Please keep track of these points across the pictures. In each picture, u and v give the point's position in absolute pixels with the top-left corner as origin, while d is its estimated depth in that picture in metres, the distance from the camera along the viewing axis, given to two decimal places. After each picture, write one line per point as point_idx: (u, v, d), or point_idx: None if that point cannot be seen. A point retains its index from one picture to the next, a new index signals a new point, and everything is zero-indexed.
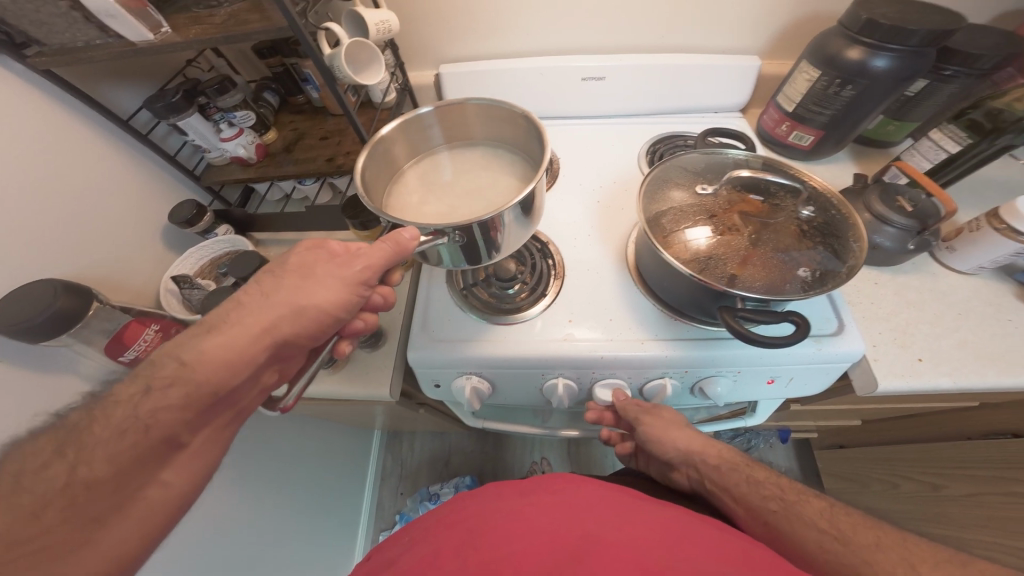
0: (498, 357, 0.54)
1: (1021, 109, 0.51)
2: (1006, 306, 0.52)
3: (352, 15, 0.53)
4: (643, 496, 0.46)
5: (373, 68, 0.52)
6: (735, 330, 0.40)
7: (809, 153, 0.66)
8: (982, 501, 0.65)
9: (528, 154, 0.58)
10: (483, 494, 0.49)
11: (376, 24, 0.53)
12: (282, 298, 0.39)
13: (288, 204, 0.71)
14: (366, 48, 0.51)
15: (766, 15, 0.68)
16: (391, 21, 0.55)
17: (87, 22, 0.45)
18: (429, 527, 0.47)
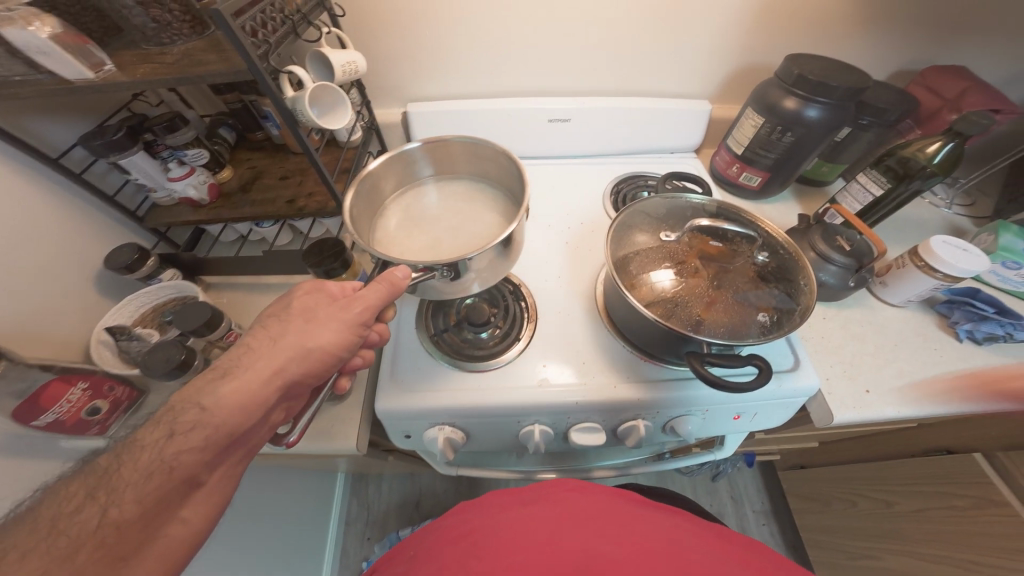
0: (473, 405, 0.53)
1: (926, 156, 0.57)
2: (932, 336, 0.58)
3: (318, 57, 0.52)
4: (643, 506, 0.49)
5: (339, 111, 0.51)
6: (701, 374, 0.42)
7: (758, 193, 0.72)
8: (930, 516, 0.70)
9: (510, 192, 0.59)
10: (485, 505, 0.49)
11: (343, 65, 0.52)
12: (289, 342, 0.40)
13: (245, 247, 0.67)
14: (332, 91, 0.49)
15: (713, 68, 0.74)
16: (358, 62, 0.54)
17: (13, 57, 0.42)
18: (433, 543, 0.46)
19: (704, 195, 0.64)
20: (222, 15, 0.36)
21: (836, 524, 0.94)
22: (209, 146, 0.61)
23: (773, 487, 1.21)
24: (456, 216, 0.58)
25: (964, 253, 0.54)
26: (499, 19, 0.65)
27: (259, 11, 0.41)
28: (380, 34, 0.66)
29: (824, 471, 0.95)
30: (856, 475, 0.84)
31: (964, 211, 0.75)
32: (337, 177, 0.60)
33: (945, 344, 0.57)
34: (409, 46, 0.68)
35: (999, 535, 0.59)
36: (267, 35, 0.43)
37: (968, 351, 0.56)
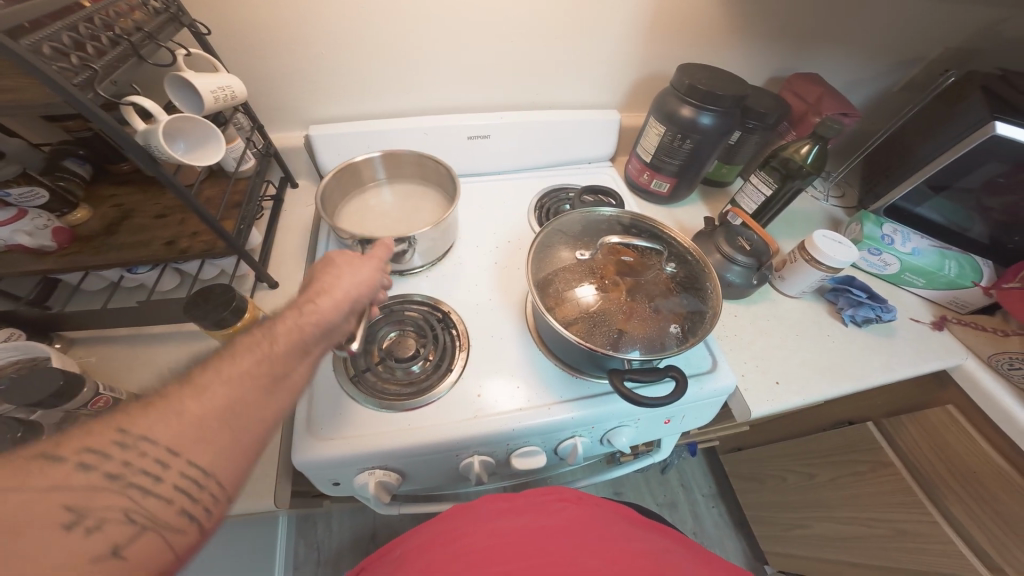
0: (404, 448, 0.49)
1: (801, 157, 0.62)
2: (825, 322, 0.65)
3: (177, 80, 0.45)
4: (641, 526, 0.49)
5: (211, 144, 0.44)
6: (623, 393, 0.42)
7: (668, 198, 0.76)
8: (841, 483, 0.81)
9: (445, 192, 0.68)
10: (477, 505, 0.48)
11: (213, 91, 0.46)
12: (361, 272, 0.46)
13: (118, 296, 0.57)
14: (198, 121, 0.43)
15: (619, 80, 0.76)
16: (235, 87, 0.49)
17: None
18: (421, 544, 0.44)
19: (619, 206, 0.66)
20: None
21: (772, 498, 1.03)
22: (53, 183, 0.51)
23: (716, 469, 1.30)
24: (419, 200, 0.68)
25: (838, 246, 0.60)
26: (403, 35, 0.63)
27: (64, 27, 0.34)
28: (267, 46, 0.60)
29: (758, 451, 1.05)
30: (784, 452, 0.95)
31: (838, 203, 0.85)
32: (224, 212, 0.54)
33: (834, 328, 0.64)
34: (302, 60, 0.63)
35: (891, 492, 0.72)
36: (88, 58, 0.36)
37: (852, 333, 0.64)
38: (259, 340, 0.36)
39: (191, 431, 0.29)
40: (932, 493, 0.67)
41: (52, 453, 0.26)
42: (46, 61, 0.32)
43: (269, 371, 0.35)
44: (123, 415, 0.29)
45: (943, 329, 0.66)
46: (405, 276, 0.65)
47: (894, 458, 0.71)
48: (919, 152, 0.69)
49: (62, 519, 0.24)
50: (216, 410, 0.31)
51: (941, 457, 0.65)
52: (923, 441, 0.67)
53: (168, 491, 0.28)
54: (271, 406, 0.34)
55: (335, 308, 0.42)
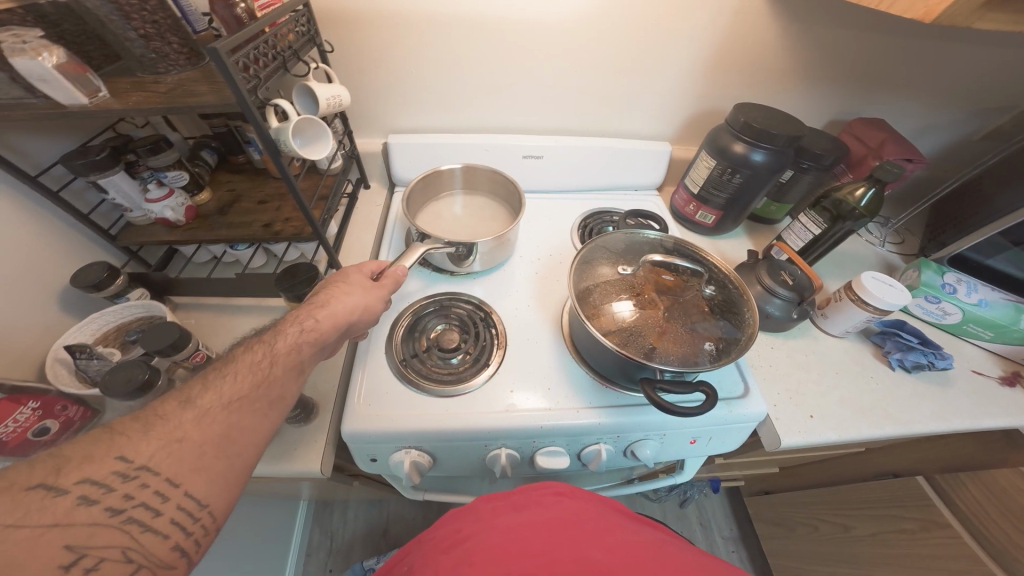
0: (443, 429, 0.54)
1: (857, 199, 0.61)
2: (869, 365, 0.64)
3: (304, 89, 0.54)
4: (625, 511, 0.53)
5: (321, 142, 0.53)
6: (654, 401, 0.44)
7: (712, 229, 0.77)
8: (884, 539, 0.79)
9: (509, 207, 0.75)
10: (476, 509, 0.51)
11: (328, 99, 0.55)
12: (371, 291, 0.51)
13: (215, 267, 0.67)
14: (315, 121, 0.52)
15: (673, 113, 0.80)
16: (342, 96, 0.57)
17: (13, 82, 0.42)
18: (428, 553, 0.46)
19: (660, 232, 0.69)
20: (216, 50, 0.37)
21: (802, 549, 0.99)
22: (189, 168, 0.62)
23: (739, 512, 1.24)
24: (478, 211, 0.75)
25: (890, 289, 0.59)
26: (480, 63, 0.71)
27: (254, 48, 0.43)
28: (367, 64, 0.70)
29: (793, 495, 1.01)
30: (819, 499, 0.93)
31: (895, 248, 0.82)
32: (314, 203, 0.63)
33: (880, 372, 0.63)
34: (391, 80, 0.72)
35: (941, 554, 0.68)
36: (258, 69, 0.45)
37: (899, 378, 0.62)
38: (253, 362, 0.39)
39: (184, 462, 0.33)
40: (1008, 568, 0.60)
41: (55, 487, 0.28)
42: (237, 71, 0.41)
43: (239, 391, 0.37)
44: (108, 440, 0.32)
45: (1014, 385, 0.62)
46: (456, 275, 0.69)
47: (951, 519, 0.68)
48: (998, 202, 0.67)
49: (66, 558, 0.27)
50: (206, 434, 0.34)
51: (1011, 519, 0.60)
52: (988, 502, 0.63)
53: (165, 523, 0.31)
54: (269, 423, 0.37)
55: (332, 327, 0.46)
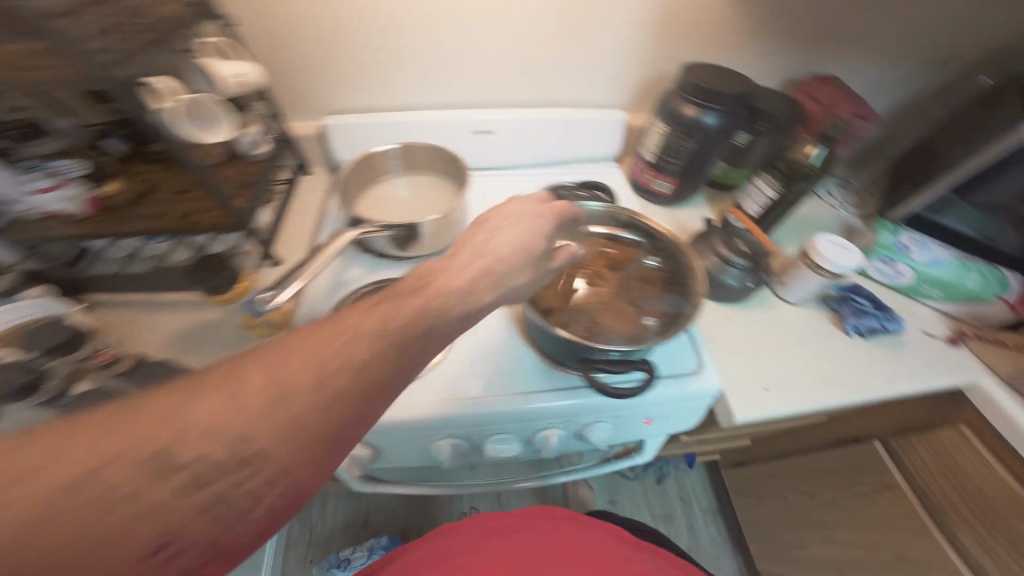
0: (387, 423, 0.51)
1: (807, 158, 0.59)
2: (825, 332, 0.63)
3: (197, 67, 0.49)
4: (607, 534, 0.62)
5: (216, 124, 0.51)
6: (596, 385, 0.44)
7: (673, 199, 0.73)
8: (847, 503, 0.80)
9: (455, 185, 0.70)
10: (471, 528, 0.62)
11: (233, 77, 0.50)
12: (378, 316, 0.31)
13: (131, 259, 0.61)
14: (206, 102, 0.48)
15: (627, 78, 0.76)
16: (248, 73, 0.52)
17: None
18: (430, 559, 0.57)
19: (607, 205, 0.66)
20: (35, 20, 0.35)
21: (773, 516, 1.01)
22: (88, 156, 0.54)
23: (716, 483, 1.26)
24: (422, 189, 0.69)
25: (845, 252, 0.58)
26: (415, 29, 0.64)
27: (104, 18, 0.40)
28: (290, 37, 0.63)
29: (766, 465, 1.02)
30: (789, 467, 0.94)
31: (855, 212, 0.81)
32: (235, 191, 0.57)
33: (835, 338, 0.62)
34: (317, 51, 0.65)
35: (891, 513, 0.73)
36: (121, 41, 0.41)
37: (855, 343, 0.61)
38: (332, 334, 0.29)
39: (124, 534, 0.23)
40: (944, 525, 0.67)
41: None
42: (85, 45, 0.38)
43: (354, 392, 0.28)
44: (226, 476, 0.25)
45: (959, 344, 0.64)
46: (399, 262, 0.64)
47: (901, 481, 0.73)
48: (946, 156, 0.65)
49: None
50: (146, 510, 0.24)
51: (952, 481, 0.65)
52: (932, 464, 0.68)
53: None
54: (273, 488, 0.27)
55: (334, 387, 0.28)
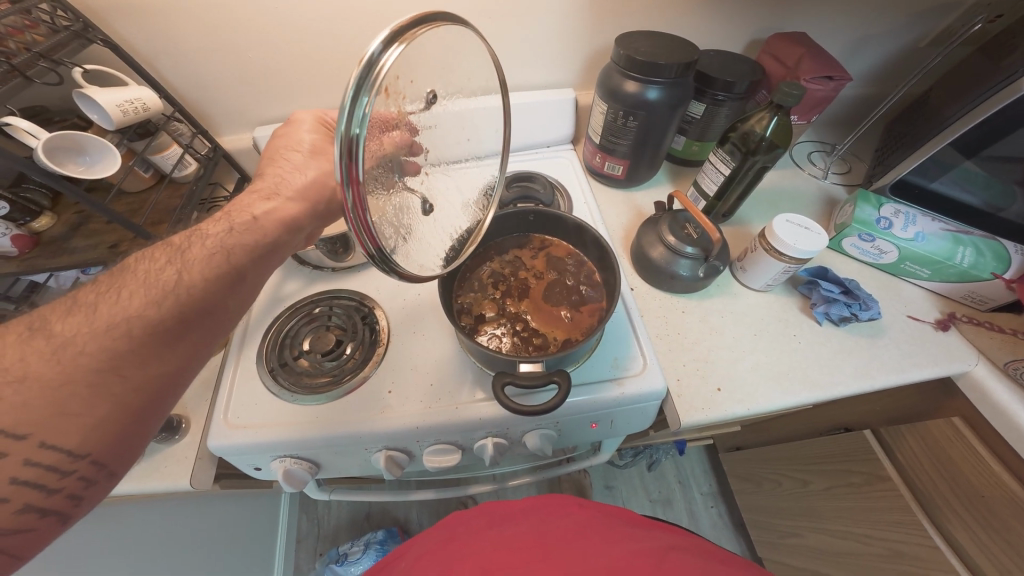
0: (316, 436, 0.50)
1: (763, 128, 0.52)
2: (791, 320, 0.57)
3: (86, 97, 0.48)
4: (636, 524, 0.48)
5: (107, 155, 0.50)
6: (510, 407, 0.40)
7: (627, 181, 0.67)
8: (836, 493, 0.75)
9: None
10: (475, 514, 0.51)
11: (124, 104, 0.50)
12: (168, 288, 0.34)
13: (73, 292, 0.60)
14: (91, 137, 0.48)
15: (574, 55, 0.70)
16: (146, 98, 0.52)
17: None
18: (434, 545, 0.46)
19: (547, 197, 0.61)
20: None
21: (765, 502, 0.97)
22: (12, 195, 0.52)
23: (716, 467, 1.22)
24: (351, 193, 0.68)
25: (805, 232, 0.52)
26: (335, 30, 0.60)
27: None
28: (199, 56, 0.59)
29: (758, 450, 0.97)
30: (779, 454, 0.89)
31: (839, 179, 0.73)
32: (148, 218, 0.57)
33: (804, 327, 0.57)
34: (239, 70, 0.62)
35: (882, 506, 0.66)
36: None
37: (825, 332, 0.56)
38: (152, 260, 0.36)
39: (45, 410, 0.29)
40: (931, 512, 0.61)
41: None
42: None
43: (228, 272, 0.37)
44: (111, 338, 0.32)
45: (949, 329, 0.59)
46: (336, 271, 0.63)
47: (892, 473, 0.65)
48: (950, 115, 0.57)
49: None
50: (55, 381, 0.29)
51: (941, 468, 0.59)
52: (924, 454, 0.60)
53: None
54: (190, 348, 0.35)
55: (110, 367, 0.31)
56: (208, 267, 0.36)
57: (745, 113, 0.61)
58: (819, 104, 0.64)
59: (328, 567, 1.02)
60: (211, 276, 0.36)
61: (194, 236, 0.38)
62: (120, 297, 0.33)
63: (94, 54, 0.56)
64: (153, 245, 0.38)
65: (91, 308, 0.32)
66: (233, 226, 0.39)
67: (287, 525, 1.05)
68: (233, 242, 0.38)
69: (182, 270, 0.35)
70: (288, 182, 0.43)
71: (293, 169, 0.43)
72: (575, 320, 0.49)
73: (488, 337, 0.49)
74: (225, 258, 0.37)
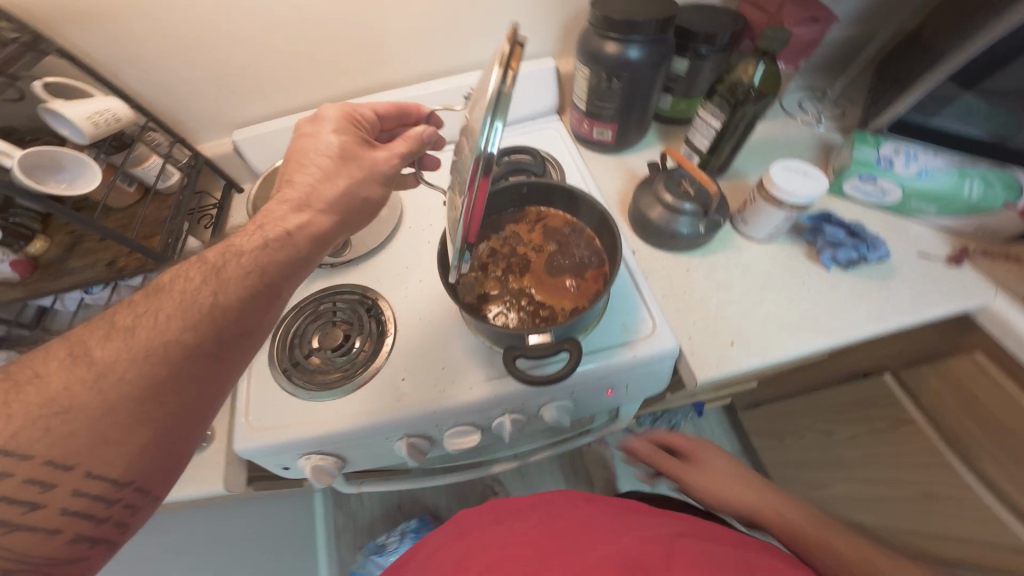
0: (339, 430, 0.51)
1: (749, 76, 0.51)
2: (797, 269, 0.56)
3: (54, 112, 0.49)
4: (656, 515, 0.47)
5: (85, 168, 0.50)
6: (525, 380, 0.41)
7: (617, 146, 0.66)
8: (861, 441, 0.74)
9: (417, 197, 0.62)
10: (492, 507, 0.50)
11: (95, 115, 0.50)
12: (203, 307, 0.34)
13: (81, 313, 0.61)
14: (69, 153, 0.48)
15: (548, 20, 0.68)
16: (114, 108, 0.53)
17: None
18: (448, 540, 0.47)
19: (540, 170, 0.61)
20: None
21: (790, 457, 0.96)
22: (2, 220, 0.52)
23: (738, 426, 1.21)
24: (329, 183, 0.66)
25: (803, 177, 0.51)
26: (302, 18, 0.59)
27: None
28: (171, 61, 0.59)
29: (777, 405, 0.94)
30: (797, 407, 0.88)
31: (832, 124, 0.71)
32: (138, 232, 0.57)
33: (812, 274, 0.56)
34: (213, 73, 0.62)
35: (910, 450, 0.66)
36: None
37: (834, 278, 0.55)
38: (187, 279, 0.35)
39: (87, 440, 0.29)
40: (963, 452, 0.60)
41: None
42: None
43: (262, 289, 0.37)
44: (150, 365, 0.31)
45: (962, 263, 0.57)
46: (335, 267, 0.63)
47: (916, 416, 0.64)
48: (945, 49, 0.55)
49: None
50: (98, 413, 0.29)
51: (968, 409, 0.57)
52: (948, 394, 0.59)
53: None
54: (228, 370, 0.35)
55: (158, 393, 0.31)
56: (242, 288, 0.36)
57: (730, 64, 0.60)
58: (806, 48, 0.63)
59: (368, 557, 1.04)
60: (245, 296, 0.36)
61: (228, 252, 0.37)
62: (158, 321, 0.32)
63: (50, 66, 0.56)
64: (186, 260, 0.37)
65: (130, 332, 0.31)
66: (267, 241, 0.38)
67: (321, 521, 1.06)
68: (266, 260, 0.37)
69: (217, 291, 0.35)
70: (321, 193, 0.42)
71: (321, 177, 0.42)
72: (579, 286, 0.50)
73: (494, 314, 0.49)
74: (259, 277, 0.37)
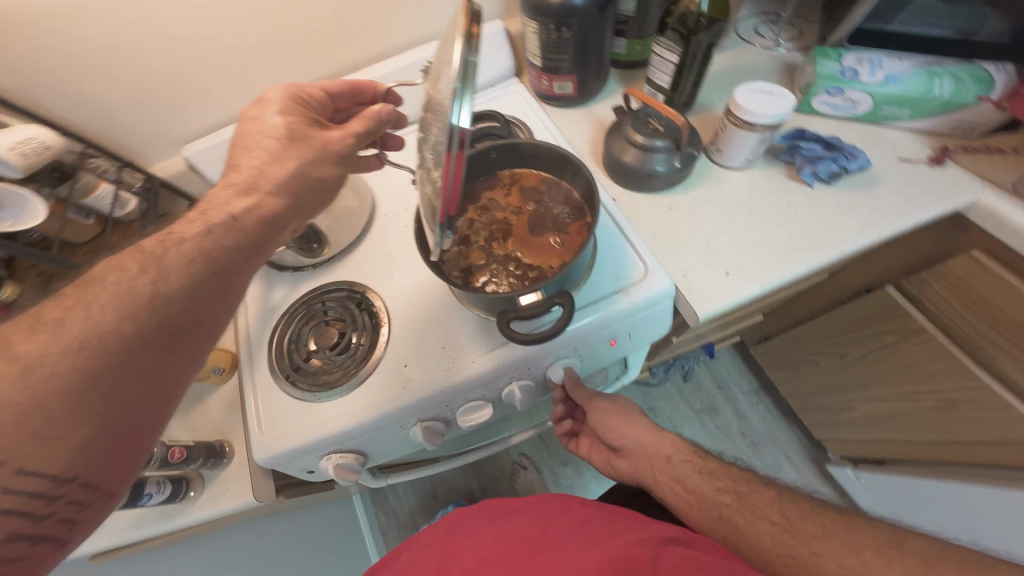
0: (351, 426, 0.50)
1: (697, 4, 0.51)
2: (781, 191, 0.56)
3: None
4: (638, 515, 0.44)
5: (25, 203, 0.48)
6: (524, 338, 0.41)
7: (579, 97, 0.66)
8: (872, 358, 0.74)
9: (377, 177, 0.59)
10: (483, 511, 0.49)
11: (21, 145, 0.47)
12: (139, 294, 0.33)
13: None
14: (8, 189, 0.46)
15: None
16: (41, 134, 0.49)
17: None
18: (435, 542, 0.45)
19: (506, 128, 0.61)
20: None
21: (806, 387, 0.96)
22: None
23: (750, 364, 1.19)
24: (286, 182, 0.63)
25: (769, 97, 0.51)
26: None
27: None
28: None
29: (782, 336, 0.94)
30: (802, 335, 0.87)
31: (791, 46, 0.71)
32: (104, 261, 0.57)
33: (795, 193, 0.55)
34: None
35: (923, 359, 0.65)
36: None
37: (818, 194, 0.55)
38: (123, 269, 0.33)
39: (18, 433, 0.27)
40: (978, 355, 0.59)
41: None
42: None
43: (209, 280, 0.36)
44: (84, 355, 0.30)
45: (945, 162, 0.57)
46: (317, 267, 0.62)
47: (925, 323, 0.63)
48: None
49: None
50: (25, 407, 0.27)
51: (976, 310, 0.56)
52: (951, 296, 0.59)
53: None
54: (177, 358, 0.34)
55: (110, 381, 0.30)
56: (186, 274, 0.35)
57: None
58: None
59: None
60: (190, 283, 0.35)
61: (168, 240, 0.36)
62: (91, 311, 0.31)
63: None
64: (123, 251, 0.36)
65: (59, 324, 0.30)
66: (212, 227, 0.38)
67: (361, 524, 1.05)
68: (212, 245, 0.37)
69: (157, 279, 0.34)
70: (270, 174, 0.42)
71: (269, 159, 0.42)
72: (565, 242, 0.49)
73: (484, 283, 0.48)
74: (204, 263, 0.36)
